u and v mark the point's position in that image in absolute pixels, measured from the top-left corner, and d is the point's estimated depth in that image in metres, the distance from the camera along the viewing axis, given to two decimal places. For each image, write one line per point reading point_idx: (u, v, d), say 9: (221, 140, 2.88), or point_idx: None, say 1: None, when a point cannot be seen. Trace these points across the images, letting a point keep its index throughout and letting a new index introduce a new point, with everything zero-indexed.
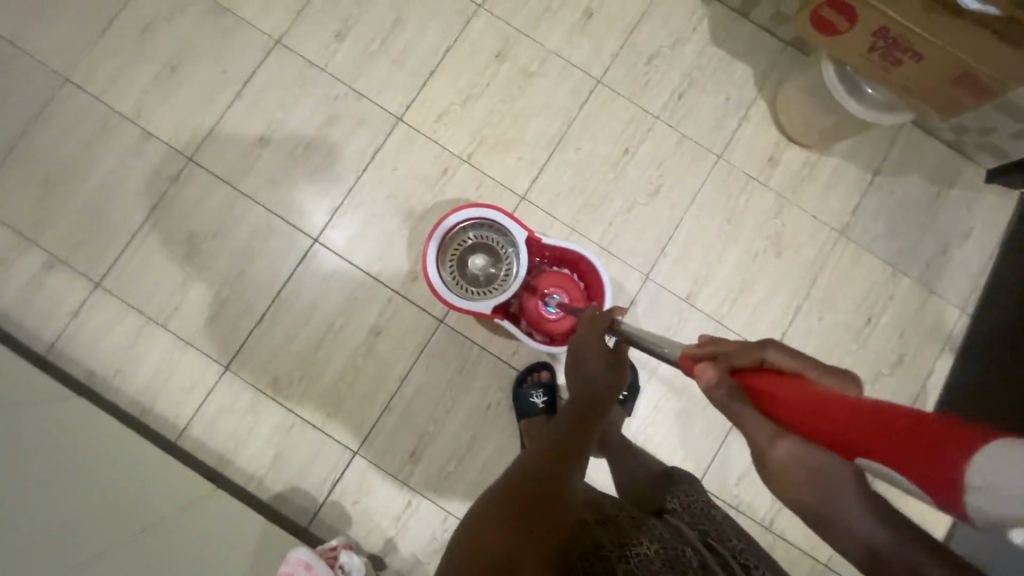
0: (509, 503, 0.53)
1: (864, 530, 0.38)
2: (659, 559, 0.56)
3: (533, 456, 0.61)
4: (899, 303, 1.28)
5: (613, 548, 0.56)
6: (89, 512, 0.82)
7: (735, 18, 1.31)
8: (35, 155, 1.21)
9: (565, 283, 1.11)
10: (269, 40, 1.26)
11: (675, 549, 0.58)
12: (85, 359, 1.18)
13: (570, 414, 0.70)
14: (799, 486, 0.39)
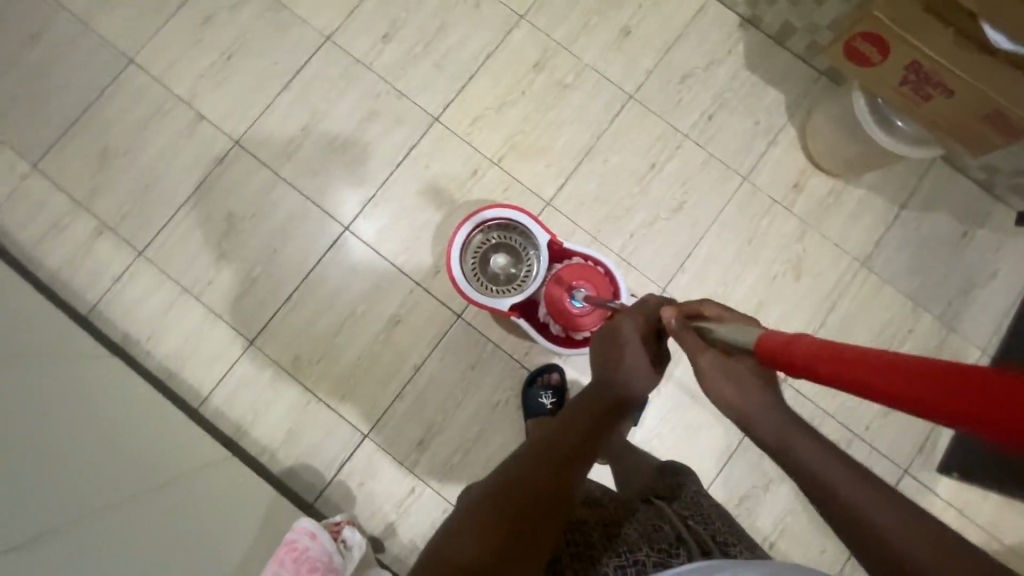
0: (509, 499, 0.55)
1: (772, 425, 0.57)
2: (639, 536, 0.61)
3: (536, 454, 0.62)
4: (918, 338, 1.27)
5: (596, 530, 0.64)
6: (117, 460, 0.87)
7: (770, 45, 1.33)
8: (96, 128, 1.29)
9: (590, 277, 1.09)
10: (320, 37, 1.33)
11: (656, 527, 0.62)
12: (121, 323, 1.24)
13: (586, 413, 0.70)
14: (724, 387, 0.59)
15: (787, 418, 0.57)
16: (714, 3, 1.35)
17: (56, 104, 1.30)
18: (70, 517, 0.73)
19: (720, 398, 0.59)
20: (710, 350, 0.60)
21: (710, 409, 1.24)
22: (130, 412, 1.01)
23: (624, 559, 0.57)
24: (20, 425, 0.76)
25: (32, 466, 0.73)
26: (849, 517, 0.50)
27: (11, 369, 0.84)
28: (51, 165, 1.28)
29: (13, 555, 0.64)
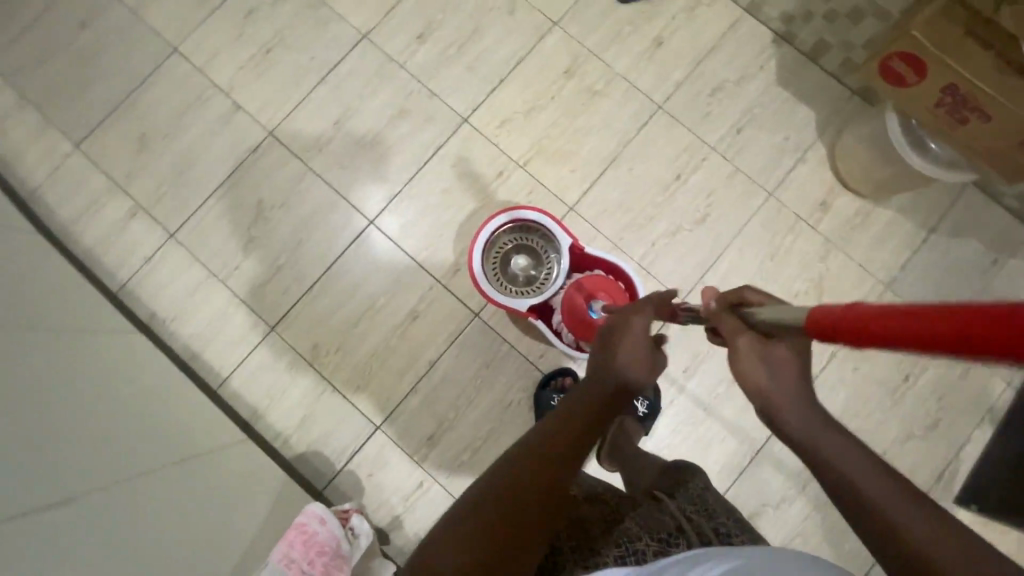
0: (513, 486, 0.55)
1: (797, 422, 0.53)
2: (641, 528, 0.64)
3: (541, 443, 0.61)
4: (941, 365, 1.24)
5: (598, 525, 0.66)
6: (140, 432, 0.90)
7: (803, 62, 1.33)
8: (137, 112, 1.34)
9: (610, 288, 1.09)
10: (357, 34, 1.36)
11: (657, 520, 0.66)
12: (149, 302, 1.28)
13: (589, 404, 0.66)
14: (759, 376, 0.56)
15: (821, 421, 0.53)
16: (749, 17, 1.35)
17: (102, 87, 1.35)
18: (101, 481, 0.75)
19: (753, 384, 0.56)
20: (746, 334, 0.58)
21: (723, 423, 1.24)
22: (154, 388, 1.04)
23: (624, 550, 0.60)
24: (48, 390, 0.77)
25: (61, 429, 0.74)
26: (883, 524, 0.46)
27: (37, 338, 0.85)
28: (93, 146, 1.33)
29: (48, 510, 0.65)
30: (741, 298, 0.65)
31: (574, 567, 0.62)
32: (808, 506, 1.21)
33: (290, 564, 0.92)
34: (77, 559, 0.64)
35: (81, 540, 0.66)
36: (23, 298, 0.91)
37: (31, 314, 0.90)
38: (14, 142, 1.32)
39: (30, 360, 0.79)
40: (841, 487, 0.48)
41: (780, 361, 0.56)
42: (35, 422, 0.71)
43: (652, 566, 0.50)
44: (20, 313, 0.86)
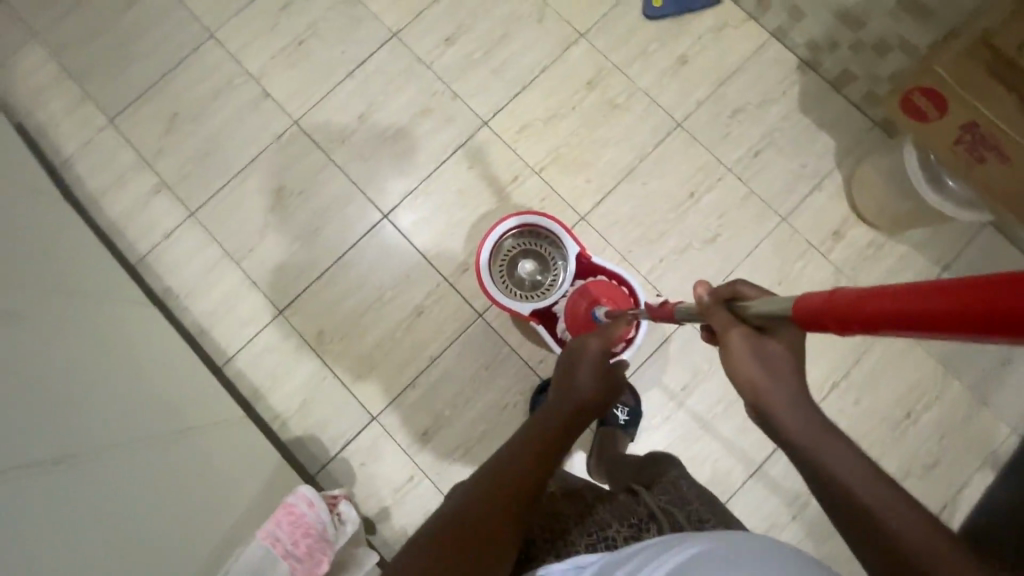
0: (507, 477, 0.61)
1: (790, 420, 0.53)
2: (614, 519, 0.70)
3: (527, 440, 0.67)
4: (945, 405, 1.22)
5: (573, 515, 0.72)
6: (140, 399, 0.92)
7: (827, 90, 1.33)
8: (170, 92, 1.38)
9: (614, 295, 1.11)
10: (387, 33, 1.40)
11: (630, 509, 0.71)
12: (165, 277, 1.32)
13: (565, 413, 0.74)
14: (753, 370, 0.55)
15: (814, 422, 0.52)
16: (775, 42, 1.35)
17: (139, 66, 1.39)
18: (95, 444, 0.77)
19: (745, 378, 0.56)
20: (739, 326, 0.58)
21: (717, 444, 1.23)
22: (160, 361, 1.07)
23: (595, 538, 0.68)
24: (44, 353, 0.79)
25: (59, 392, 0.76)
26: (873, 529, 0.46)
27: (41, 301, 0.88)
28: (126, 122, 1.37)
29: (39, 467, 0.67)
30: (734, 292, 0.64)
31: (547, 556, 0.68)
32: (798, 536, 1.19)
33: (274, 542, 0.90)
34: (69, 514, 0.66)
35: (75, 496, 0.68)
36: (39, 263, 0.94)
37: (40, 281, 0.92)
38: (53, 114, 1.37)
39: (30, 323, 0.81)
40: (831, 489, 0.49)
41: (774, 355, 0.56)
42: (27, 384, 0.73)
43: (618, 556, 0.52)
44: (30, 278, 0.89)
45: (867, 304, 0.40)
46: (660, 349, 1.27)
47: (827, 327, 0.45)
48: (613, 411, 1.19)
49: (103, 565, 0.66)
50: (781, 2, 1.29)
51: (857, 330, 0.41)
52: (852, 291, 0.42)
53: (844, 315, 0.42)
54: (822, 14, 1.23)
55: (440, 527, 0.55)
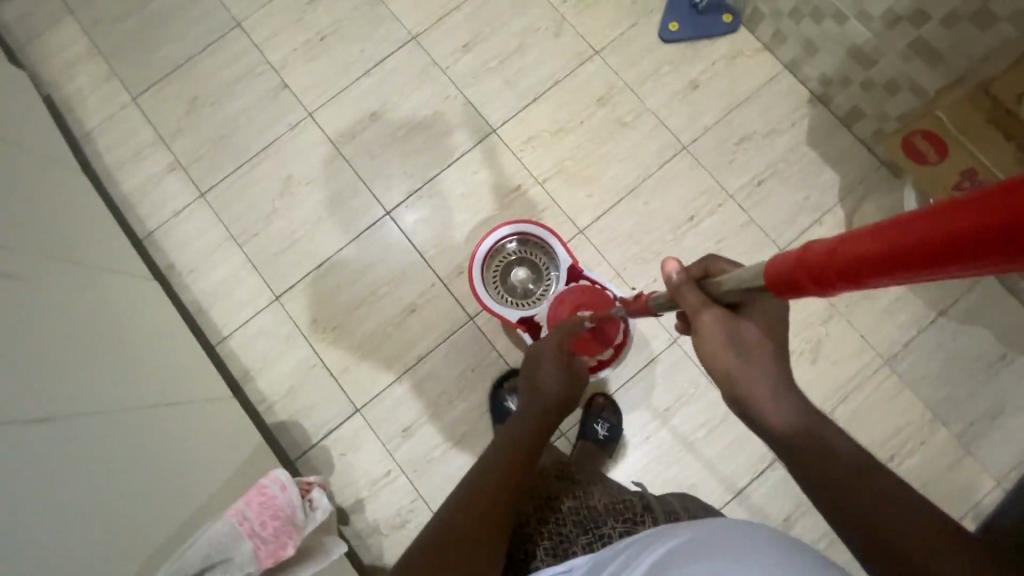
0: (503, 479, 0.67)
1: (771, 411, 0.55)
2: (606, 514, 0.82)
3: (510, 447, 0.72)
4: (930, 451, 1.21)
5: (568, 511, 0.84)
6: (130, 375, 0.96)
7: (836, 125, 1.33)
8: (193, 76, 1.42)
9: (592, 298, 1.11)
10: (407, 35, 1.43)
11: (619, 503, 0.85)
12: (170, 253, 1.35)
13: (530, 418, 0.78)
14: (728, 358, 0.57)
15: (799, 412, 0.55)
16: (787, 74, 1.36)
17: (165, 48, 1.44)
18: (78, 411, 0.80)
19: (720, 368, 0.58)
20: (712, 308, 0.59)
21: (696, 468, 1.23)
22: (153, 336, 1.10)
23: (592, 537, 0.79)
24: (36, 322, 0.82)
25: (47, 359, 0.80)
26: (867, 524, 0.47)
27: (40, 270, 0.91)
28: (148, 101, 1.42)
29: (22, 429, 0.70)
30: (705, 268, 0.65)
31: (545, 557, 0.79)
32: None
33: (241, 520, 0.86)
34: (50, 477, 0.69)
35: (56, 455, 0.72)
36: (41, 231, 0.98)
37: (48, 252, 0.97)
38: (79, 88, 1.42)
39: (29, 288, 0.85)
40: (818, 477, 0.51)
41: (745, 337, 0.58)
42: (16, 351, 0.76)
43: (606, 555, 0.62)
44: (30, 246, 0.93)
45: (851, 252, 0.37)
46: (645, 368, 1.27)
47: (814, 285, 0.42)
48: (593, 427, 1.20)
49: (86, 523, 0.70)
50: (796, 35, 1.30)
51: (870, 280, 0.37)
52: (831, 241, 0.39)
53: (830, 268, 0.39)
54: (835, 51, 1.24)
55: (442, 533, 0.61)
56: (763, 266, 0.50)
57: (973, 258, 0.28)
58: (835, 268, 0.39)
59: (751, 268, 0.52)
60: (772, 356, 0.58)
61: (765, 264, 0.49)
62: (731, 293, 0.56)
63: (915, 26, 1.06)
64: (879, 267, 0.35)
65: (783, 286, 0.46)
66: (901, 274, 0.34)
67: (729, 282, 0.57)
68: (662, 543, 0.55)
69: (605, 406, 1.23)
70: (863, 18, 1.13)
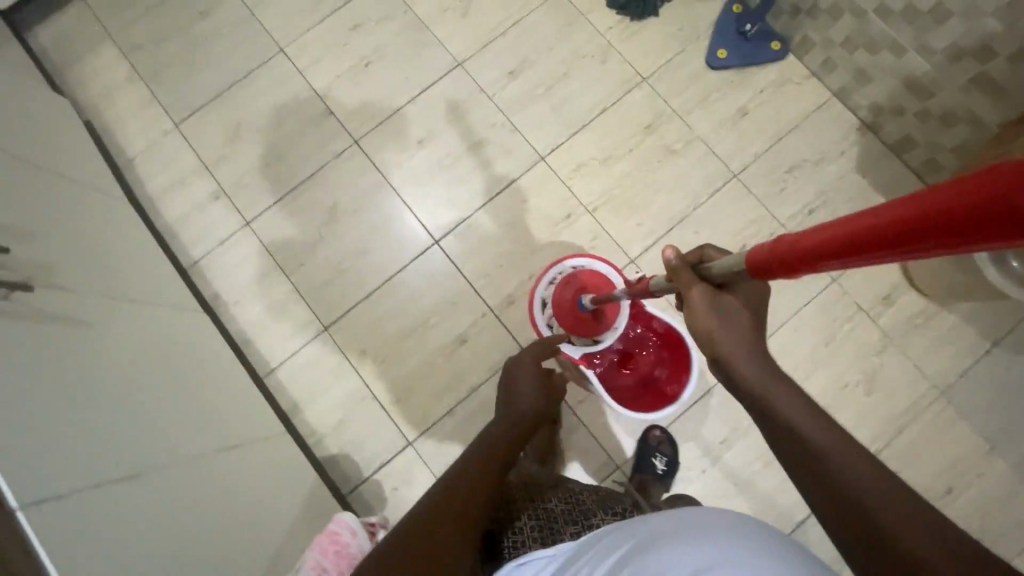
0: (486, 466, 0.71)
1: (747, 375, 0.57)
2: (594, 502, 0.90)
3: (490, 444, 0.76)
4: (987, 483, 1.21)
5: (559, 505, 0.88)
6: (160, 388, 0.91)
7: (885, 153, 1.33)
8: (235, 102, 1.41)
9: (599, 283, 1.18)
10: (452, 61, 1.42)
11: (608, 498, 0.93)
12: (215, 284, 1.33)
13: (512, 429, 0.82)
14: (712, 326, 0.61)
15: (778, 381, 0.56)
16: (836, 101, 1.36)
17: (207, 74, 1.42)
18: (101, 410, 0.76)
19: (704, 333, 0.61)
20: (700, 287, 0.64)
21: (752, 501, 1.22)
22: (199, 368, 1.07)
23: (580, 527, 0.85)
24: (94, 364, 0.80)
25: (71, 361, 0.76)
26: (846, 511, 0.46)
27: (96, 315, 0.89)
28: (190, 128, 1.40)
29: (77, 472, 0.66)
30: (701, 255, 0.69)
31: (534, 543, 0.82)
32: None
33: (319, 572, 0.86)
34: (119, 530, 0.67)
35: (65, 452, 0.66)
36: (97, 275, 0.96)
37: (100, 292, 0.94)
38: (121, 113, 1.41)
39: (58, 303, 0.82)
40: (793, 451, 0.51)
41: (729, 307, 0.62)
42: (36, 362, 0.71)
43: (582, 542, 0.63)
44: (93, 295, 0.92)
45: (847, 234, 0.41)
46: (699, 401, 1.26)
47: (811, 268, 0.47)
48: (650, 459, 1.20)
49: (90, 535, 0.63)
50: (847, 64, 1.29)
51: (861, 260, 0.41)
52: (827, 227, 0.44)
53: (826, 250, 0.44)
54: (888, 81, 1.24)
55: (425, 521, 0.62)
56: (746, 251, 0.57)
57: (948, 236, 0.33)
58: (831, 248, 0.43)
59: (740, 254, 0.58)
60: (751, 329, 0.61)
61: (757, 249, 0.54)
62: (724, 273, 0.61)
63: (979, 61, 1.06)
64: (875, 247, 0.39)
65: (774, 264, 0.51)
66: (893, 250, 0.38)
67: (722, 266, 0.62)
68: (627, 539, 0.54)
69: (663, 439, 1.23)
70: (922, 50, 1.13)
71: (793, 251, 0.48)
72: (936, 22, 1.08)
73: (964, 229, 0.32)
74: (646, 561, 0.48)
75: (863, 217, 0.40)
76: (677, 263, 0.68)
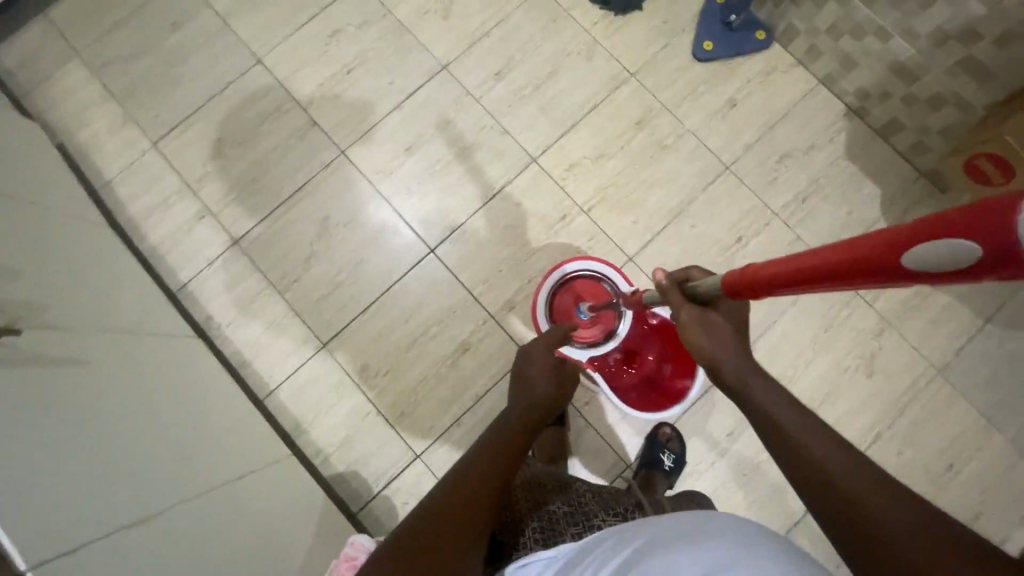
0: (493, 462, 0.67)
1: (741, 386, 0.57)
2: (599, 505, 0.86)
3: (500, 438, 0.72)
4: (986, 457, 1.23)
5: (563, 508, 0.84)
6: (161, 415, 0.90)
7: (874, 138, 1.34)
8: (216, 117, 1.36)
9: (597, 290, 1.21)
10: (437, 65, 1.39)
11: (616, 502, 0.88)
12: (206, 306, 1.30)
13: (522, 421, 0.78)
14: (702, 341, 0.61)
15: (769, 387, 0.55)
16: (823, 88, 1.36)
17: (183, 89, 1.37)
18: (101, 437, 0.74)
19: (697, 351, 0.62)
20: (688, 306, 0.64)
21: (761, 491, 1.23)
22: (202, 396, 1.05)
23: (582, 528, 0.81)
24: (91, 403, 0.76)
25: (68, 391, 0.74)
26: (845, 509, 0.45)
27: (94, 350, 0.86)
28: (170, 146, 1.35)
29: (77, 500, 0.64)
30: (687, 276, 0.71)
31: (535, 544, 0.79)
32: None
33: None
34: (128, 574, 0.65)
35: (64, 481, 0.64)
36: (84, 309, 0.92)
37: (93, 325, 0.91)
38: (95, 135, 1.35)
39: (56, 339, 0.80)
40: (785, 450, 0.50)
41: (718, 325, 0.62)
42: (37, 393, 0.69)
43: (584, 544, 0.59)
44: (82, 330, 0.88)
45: (815, 264, 0.45)
46: (703, 396, 1.27)
47: (782, 289, 0.51)
48: (658, 455, 1.20)
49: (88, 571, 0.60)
50: (832, 51, 1.30)
51: (825, 285, 0.45)
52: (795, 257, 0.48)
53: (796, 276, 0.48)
54: (874, 67, 1.24)
55: (428, 519, 0.58)
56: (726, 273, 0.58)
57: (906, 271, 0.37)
58: (799, 274, 0.47)
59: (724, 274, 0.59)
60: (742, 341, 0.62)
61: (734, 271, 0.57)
62: (708, 290, 0.63)
63: (965, 45, 1.07)
64: (837, 276, 0.43)
65: (750, 287, 0.54)
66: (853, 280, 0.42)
67: (706, 284, 0.63)
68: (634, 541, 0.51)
69: (671, 436, 1.23)
70: (908, 36, 1.14)
71: (767, 275, 0.51)
72: (921, 7, 1.09)
73: (922, 264, 0.36)
74: (649, 565, 0.46)
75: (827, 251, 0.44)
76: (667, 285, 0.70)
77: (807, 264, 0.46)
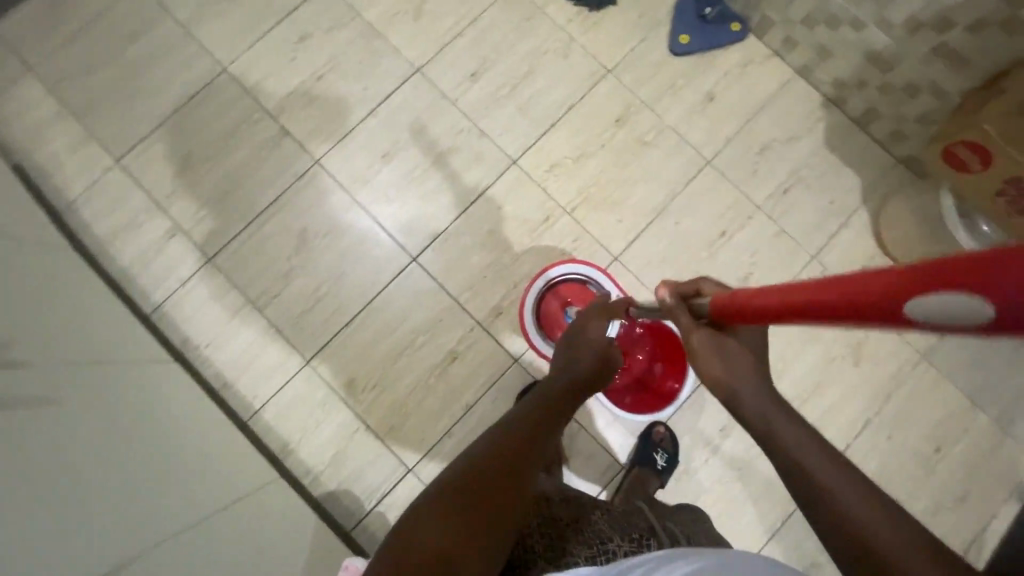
0: (501, 459, 0.63)
1: (756, 415, 0.57)
2: (606, 522, 0.84)
3: (511, 433, 0.68)
4: (972, 438, 1.25)
5: (569, 524, 0.82)
6: (145, 445, 0.87)
7: (852, 126, 1.34)
8: (182, 130, 1.31)
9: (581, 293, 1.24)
10: (411, 67, 1.35)
11: (628, 523, 0.84)
12: (182, 327, 1.25)
13: (528, 421, 0.72)
14: (714, 366, 0.61)
15: (784, 417, 0.56)
16: (799, 79, 1.36)
17: (145, 102, 1.32)
18: (85, 472, 0.71)
19: (710, 378, 0.62)
20: (698, 330, 0.64)
21: (756, 484, 1.23)
22: (184, 421, 1.02)
23: (596, 551, 0.77)
24: (69, 439, 0.73)
25: (49, 424, 0.72)
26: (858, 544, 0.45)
27: (71, 381, 0.83)
28: (135, 163, 1.30)
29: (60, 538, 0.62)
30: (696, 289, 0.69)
31: (546, 566, 0.76)
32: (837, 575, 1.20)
33: None
34: None
35: (48, 519, 0.62)
36: (57, 337, 0.88)
37: (68, 355, 0.88)
38: (54, 154, 1.29)
39: (33, 371, 0.77)
40: (802, 484, 0.50)
41: (733, 351, 0.61)
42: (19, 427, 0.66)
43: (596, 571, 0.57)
44: (55, 361, 0.84)
45: (809, 298, 0.44)
46: (697, 392, 1.26)
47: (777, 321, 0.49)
48: (652, 455, 1.19)
49: None
50: (808, 41, 1.29)
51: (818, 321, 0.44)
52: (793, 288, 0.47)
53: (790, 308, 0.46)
54: (850, 56, 1.24)
55: (425, 508, 0.55)
56: (728, 298, 0.58)
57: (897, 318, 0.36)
58: (793, 307, 0.46)
59: (727, 297, 0.58)
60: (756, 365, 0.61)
61: (736, 295, 0.56)
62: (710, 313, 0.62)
63: (938, 32, 1.08)
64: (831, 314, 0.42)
65: (750, 313, 0.53)
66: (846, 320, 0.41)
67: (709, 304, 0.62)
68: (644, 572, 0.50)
69: (665, 436, 1.22)
70: (883, 25, 1.15)
71: (765, 304, 0.50)
72: None
73: (911, 313, 0.34)
74: None
75: (822, 287, 0.43)
76: (674, 303, 0.69)
77: (803, 297, 0.44)
